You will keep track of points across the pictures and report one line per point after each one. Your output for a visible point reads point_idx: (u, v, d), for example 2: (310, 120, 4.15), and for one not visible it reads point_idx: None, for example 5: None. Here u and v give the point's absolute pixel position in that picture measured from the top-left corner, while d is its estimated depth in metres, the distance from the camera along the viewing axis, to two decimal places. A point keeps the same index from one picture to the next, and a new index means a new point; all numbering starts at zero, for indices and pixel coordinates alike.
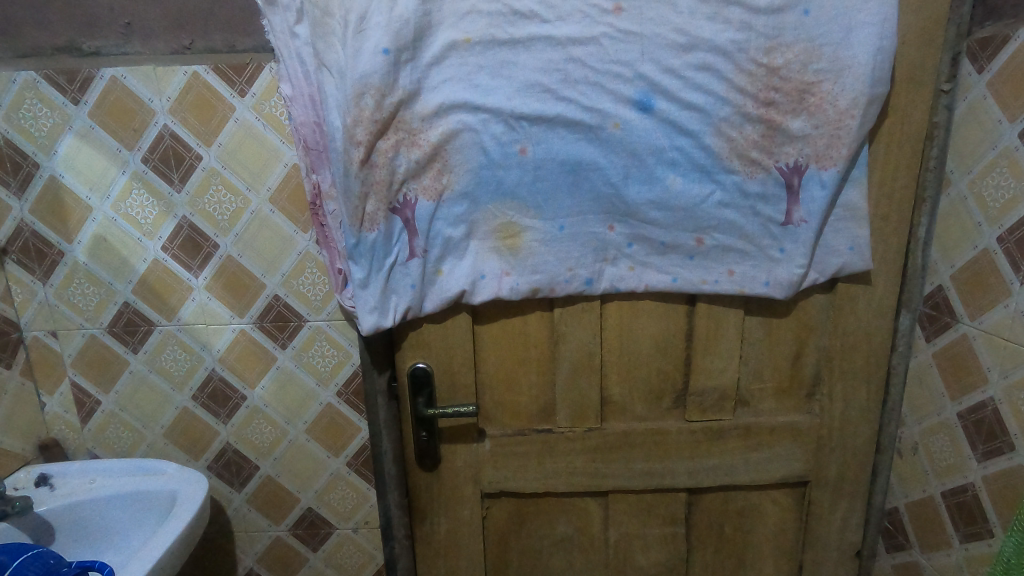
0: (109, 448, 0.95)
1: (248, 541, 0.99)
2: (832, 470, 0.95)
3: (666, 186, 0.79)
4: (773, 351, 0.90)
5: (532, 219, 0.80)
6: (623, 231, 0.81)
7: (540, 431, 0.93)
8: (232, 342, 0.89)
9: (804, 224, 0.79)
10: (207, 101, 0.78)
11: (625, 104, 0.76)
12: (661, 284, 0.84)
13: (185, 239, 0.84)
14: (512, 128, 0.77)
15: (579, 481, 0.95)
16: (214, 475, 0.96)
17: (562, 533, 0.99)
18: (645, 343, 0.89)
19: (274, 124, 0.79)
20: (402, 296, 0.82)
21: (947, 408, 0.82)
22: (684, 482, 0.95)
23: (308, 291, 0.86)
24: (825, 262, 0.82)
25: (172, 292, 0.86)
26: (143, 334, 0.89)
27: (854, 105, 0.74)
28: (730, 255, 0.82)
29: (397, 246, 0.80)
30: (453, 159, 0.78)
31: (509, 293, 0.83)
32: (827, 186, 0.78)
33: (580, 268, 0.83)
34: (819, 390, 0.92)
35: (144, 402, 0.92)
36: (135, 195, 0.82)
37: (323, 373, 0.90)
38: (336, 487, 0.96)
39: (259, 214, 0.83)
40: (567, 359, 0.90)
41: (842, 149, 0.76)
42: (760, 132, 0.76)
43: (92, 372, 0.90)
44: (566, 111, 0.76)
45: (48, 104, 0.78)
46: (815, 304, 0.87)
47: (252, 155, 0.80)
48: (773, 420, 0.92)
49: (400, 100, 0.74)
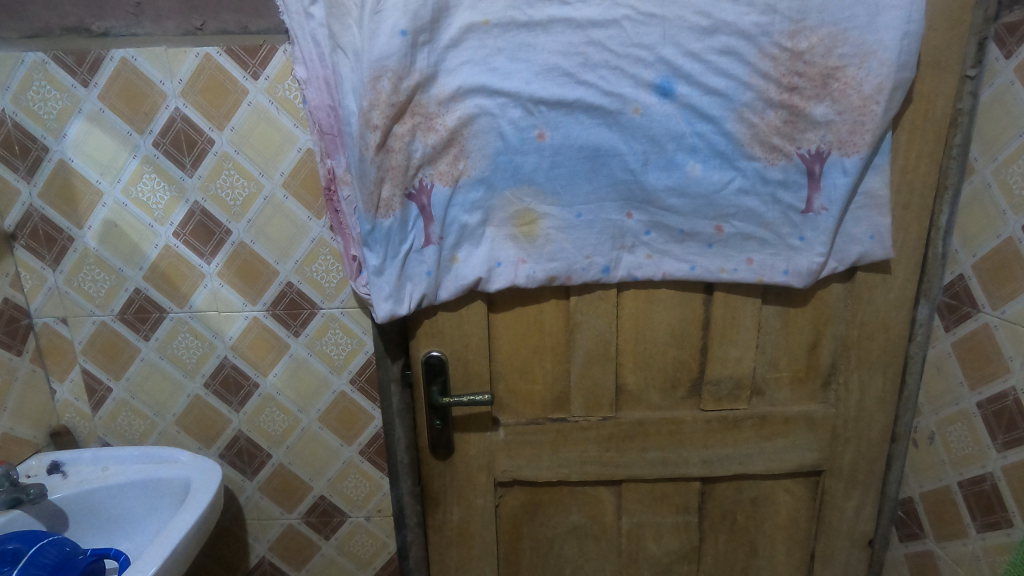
0: (120, 436, 0.94)
1: (261, 528, 0.99)
2: (847, 459, 0.94)
3: (686, 172, 0.78)
4: (790, 340, 0.89)
5: (549, 206, 0.80)
6: (641, 218, 0.81)
7: (553, 420, 0.93)
8: (244, 329, 0.88)
9: (825, 212, 0.79)
10: (220, 84, 0.77)
11: (645, 88, 0.75)
12: (679, 272, 0.83)
13: (197, 225, 0.83)
14: (530, 113, 0.76)
15: (592, 470, 0.95)
16: (226, 463, 0.95)
17: (574, 521, 0.99)
18: (662, 332, 0.89)
19: (288, 107, 0.78)
20: (417, 284, 0.82)
21: (965, 397, 0.81)
22: (697, 470, 0.95)
23: (322, 278, 0.85)
24: (845, 250, 0.82)
25: (185, 279, 0.85)
26: (154, 321, 0.87)
27: (878, 90, 0.74)
28: (749, 244, 0.81)
29: (412, 232, 0.79)
30: (470, 144, 0.77)
31: (525, 281, 0.83)
32: (850, 173, 0.77)
33: (597, 256, 0.82)
34: (836, 379, 0.91)
35: (155, 390, 0.91)
36: (146, 179, 0.81)
37: (337, 361, 0.89)
38: (348, 476, 0.96)
39: (273, 200, 0.82)
40: (582, 348, 0.89)
41: (866, 135, 0.76)
42: (783, 118, 0.76)
43: (102, 359, 0.89)
44: (585, 96, 0.75)
45: (57, 86, 0.77)
46: (834, 294, 0.86)
47: (266, 140, 0.79)
48: (788, 409, 0.92)
49: (417, 83, 0.73)
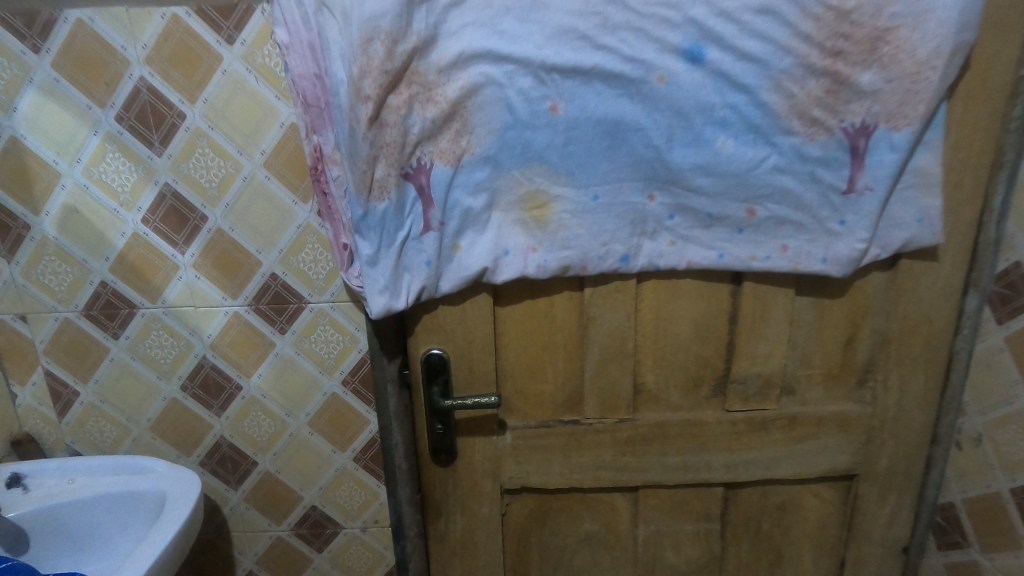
0: (90, 443, 0.86)
1: (247, 541, 0.91)
2: (882, 462, 0.87)
3: (715, 149, 0.70)
4: (824, 334, 0.81)
5: (562, 187, 0.71)
6: (664, 200, 0.72)
7: (565, 423, 0.85)
8: (225, 326, 0.80)
9: (868, 193, 0.71)
10: (191, 50, 0.68)
11: (672, 53, 0.66)
12: (706, 260, 0.75)
13: (168, 210, 0.74)
14: (542, 83, 0.67)
15: (607, 476, 0.87)
16: (208, 472, 0.87)
17: (587, 530, 0.92)
18: (684, 326, 0.81)
19: (268, 76, 0.69)
20: (415, 275, 0.73)
21: (1020, 395, 0.73)
22: (721, 475, 0.87)
23: (309, 269, 0.77)
24: (889, 236, 0.74)
25: (157, 270, 0.77)
26: (124, 318, 0.79)
27: (934, 55, 0.65)
28: (783, 229, 0.73)
29: (410, 217, 0.71)
30: (474, 118, 0.68)
31: (535, 271, 0.75)
32: (898, 149, 0.69)
33: (615, 243, 0.74)
34: (872, 376, 0.83)
35: (127, 393, 0.83)
36: (109, 159, 0.72)
37: (328, 361, 0.81)
38: (342, 485, 0.88)
39: (253, 182, 0.73)
40: (597, 344, 0.81)
41: (918, 106, 0.67)
42: (825, 87, 0.67)
43: (67, 360, 0.81)
44: (604, 62, 0.66)
45: (5, 52, 0.68)
46: (874, 284, 0.79)
47: (244, 114, 0.70)
48: (820, 409, 0.84)
49: (414, 48, 0.64)
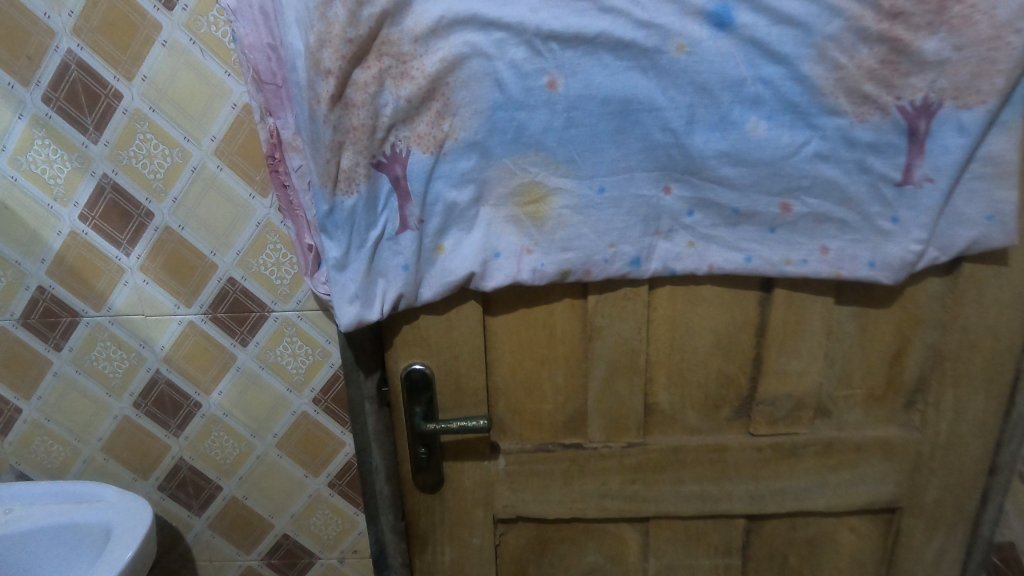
0: (37, 464, 0.77)
1: (215, 570, 0.83)
2: (929, 495, 0.76)
3: (745, 133, 0.58)
4: (867, 349, 0.70)
5: (562, 178, 0.60)
6: (682, 194, 0.61)
7: (566, 447, 0.75)
8: (180, 337, 0.70)
9: (928, 184, 0.59)
10: (124, 17, 0.58)
11: (694, 16, 0.54)
12: (731, 264, 0.64)
13: (109, 205, 0.65)
14: (538, 53, 0.56)
15: (613, 505, 0.77)
16: (168, 497, 0.78)
17: (590, 563, 0.82)
18: (704, 339, 0.70)
19: (215, 48, 0.59)
20: (391, 281, 0.63)
21: None
22: (744, 506, 0.77)
23: (271, 273, 0.67)
24: (951, 236, 0.62)
25: (99, 274, 0.67)
26: (66, 327, 0.70)
27: (1018, 15, 0.53)
28: (824, 227, 0.62)
29: (384, 214, 0.61)
30: (457, 96, 0.58)
31: (531, 276, 0.64)
32: (968, 132, 0.57)
33: (624, 244, 0.63)
34: (922, 396, 0.72)
35: (75, 410, 0.74)
36: (38, 146, 0.62)
37: (296, 376, 0.72)
38: (317, 511, 0.79)
39: (203, 172, 0.63)
40: (604, 359, 0.70)
41: (996, 79, 0.55)
42: (881, 56, 0.55)
43: (6, 374, 0.72)
44: (611, 28, 0.55)
45: None
46: (928, 291, 0.67)
47: (189, 93, 0.60)
48: (859, 434, 0.73)
49: (383, 11, 0.53)
